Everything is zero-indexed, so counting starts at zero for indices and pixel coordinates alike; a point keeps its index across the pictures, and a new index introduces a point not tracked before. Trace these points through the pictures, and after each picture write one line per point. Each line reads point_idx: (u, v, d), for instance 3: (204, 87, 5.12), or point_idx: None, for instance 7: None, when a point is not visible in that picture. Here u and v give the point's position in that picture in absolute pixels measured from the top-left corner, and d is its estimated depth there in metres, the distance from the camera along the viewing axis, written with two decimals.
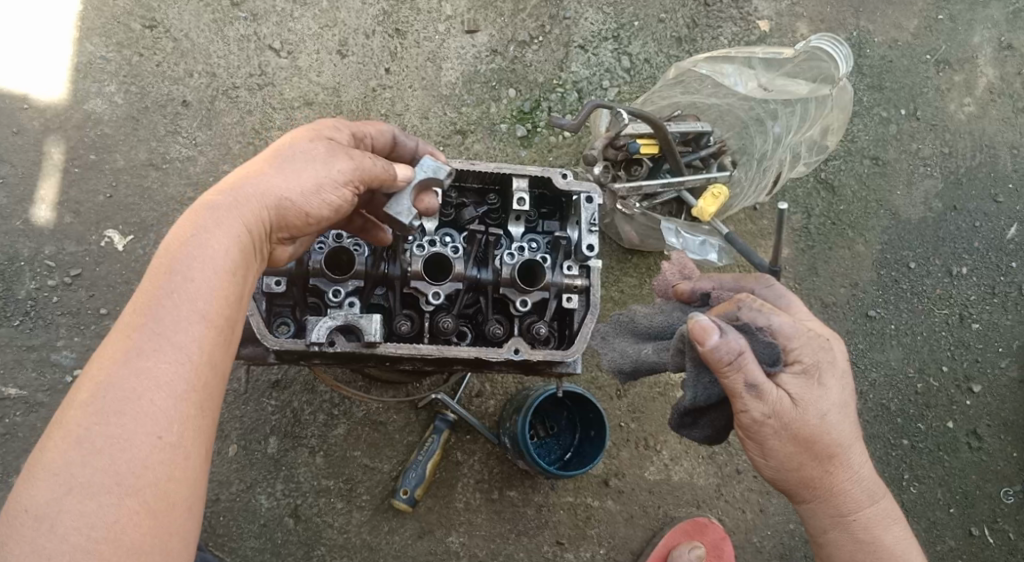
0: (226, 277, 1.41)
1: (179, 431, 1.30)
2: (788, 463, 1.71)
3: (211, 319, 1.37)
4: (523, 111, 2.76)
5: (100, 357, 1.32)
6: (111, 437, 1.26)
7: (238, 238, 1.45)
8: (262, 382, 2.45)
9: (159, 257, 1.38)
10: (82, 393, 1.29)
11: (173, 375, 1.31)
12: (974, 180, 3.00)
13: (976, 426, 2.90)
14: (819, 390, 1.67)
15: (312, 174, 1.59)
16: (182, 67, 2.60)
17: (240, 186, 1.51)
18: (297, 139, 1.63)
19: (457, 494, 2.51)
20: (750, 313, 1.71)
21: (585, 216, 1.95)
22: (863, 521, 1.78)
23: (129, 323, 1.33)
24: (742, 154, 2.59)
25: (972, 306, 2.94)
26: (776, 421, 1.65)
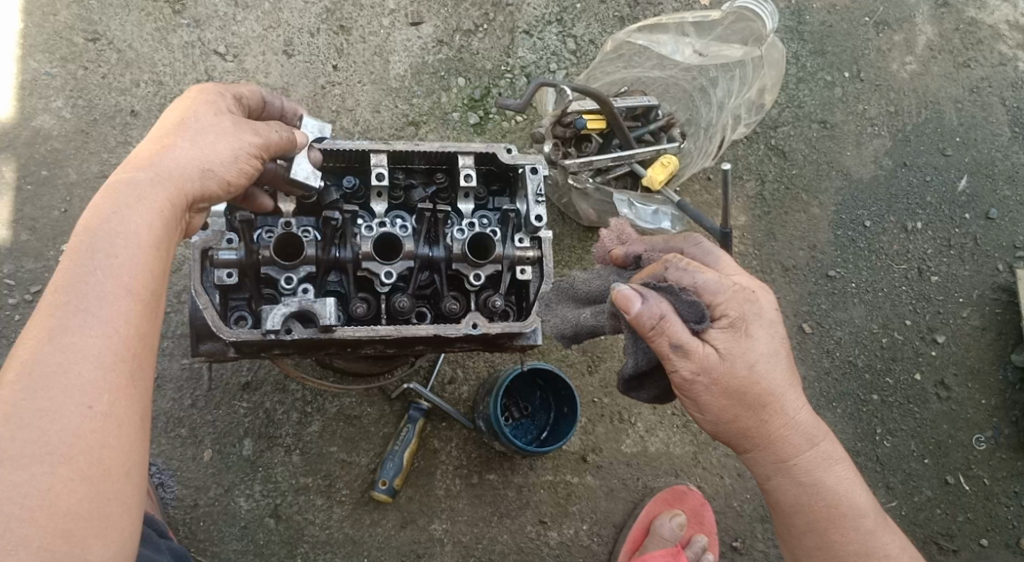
0: (147, 251, 1.47)
1: (109, 401, 1.35)
2: (724, 415, 1.72)
3: (134, 292, 1.42)
4: (474, 99, 2.78)
5: (24, 335, 1.36)
6: (41, 412, 1.31)
7: (158, 213, 1.51)
8: (232, 385, 2.44)
9: (76, 237, 1.42)
10: (9, 372, 1.33)
11: (101, 348, 1.37)
12: (922, 136, 3.06)
13: (943, 376, 2.94)
14: (746, 342, 1.68)
15: (226, 145, 1.65)
16: (129, 77, 2.60)
17: (153, 162, 1.55)
18: (197, 110, 1.67)
19: (437, 481, 2.52)
20: (676, 273, 1.74)
21: (532, 187, 1.99)
22: (805, 465, 1.79)
23: (49, 302, 1.37)
24: (691, 126, 2.66)
25: (929, 259, 3.00)
26: (706, 378, 1.67)
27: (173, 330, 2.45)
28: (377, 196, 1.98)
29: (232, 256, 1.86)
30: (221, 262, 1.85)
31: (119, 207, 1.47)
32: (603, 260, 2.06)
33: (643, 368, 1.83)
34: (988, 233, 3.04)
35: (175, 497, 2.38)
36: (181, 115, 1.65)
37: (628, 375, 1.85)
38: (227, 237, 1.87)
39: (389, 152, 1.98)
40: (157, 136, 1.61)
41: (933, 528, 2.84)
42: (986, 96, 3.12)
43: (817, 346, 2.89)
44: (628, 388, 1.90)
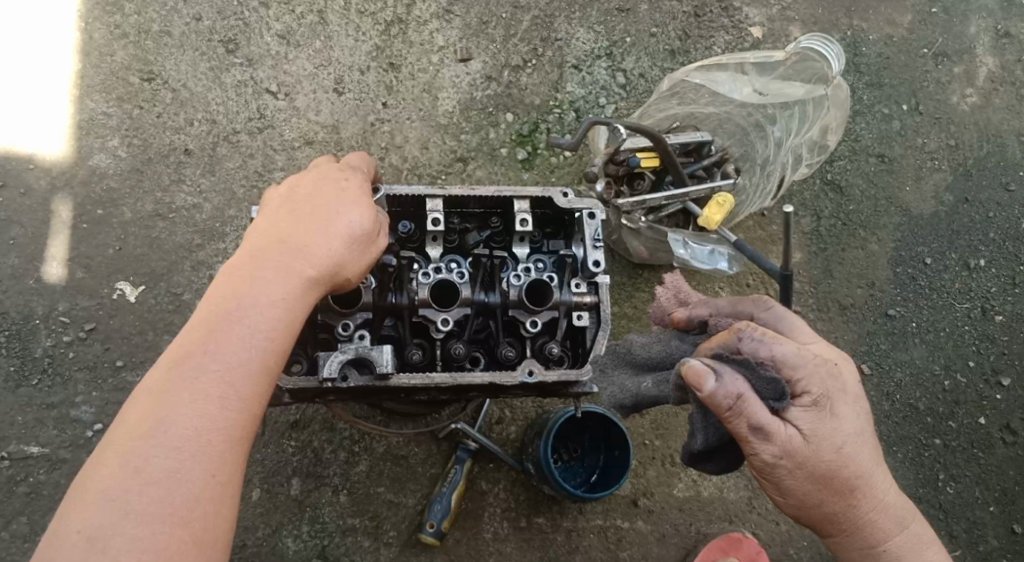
0: (286, 338, 1.50)
1: (228, 472, 1.39)
2: (809, 500, 1.67)
3: (267, 370, 1.47)
4: (522, 134, 2.76)
5: (160, 384, 1.39)
6: (169, 471, 1.34)
7: (303, 308, 1.53)
8: (281, 424, 2.43)
9: (223, 307, 1.46)
10: (143, 423, 1.37)
11: (230, 420, 1.41)
12: (984, 171, 2.96)
13: (1009, 420, 2.82)
14: (831, 422, 1.62)
15: (371, 249, 1.66)
16: (183, 116, 2.63)
17: (306, 259, 1.55)
18: (350, 196, 1.66)
19: (485, 524, 2.47)
20: (751, 344, 1.63)
21: (589, 232, 1.96)
22: (894, 550, 1.73)
23: (188, 360, 1.42)
24: (745, 161, 2.58)
25: (993, 298, 2.89)
26: (789, 461, 1.61)
27: None
28: (431, 241, 1.95)
29: None
30: None
31: (272, 291, 1.49)
32: (659, 321, 2.08)
33: (713, 442, 1.75)
34: None
35: None
36: (335, 198, 1.64)
37: (697, 450, 1.77)
38: None
39: (444, 196, 1.96)
40: (313, 217, 1.60)
41: None
42: None
43: (876, 389, 2.79)
44: (696, 463, 1.84)
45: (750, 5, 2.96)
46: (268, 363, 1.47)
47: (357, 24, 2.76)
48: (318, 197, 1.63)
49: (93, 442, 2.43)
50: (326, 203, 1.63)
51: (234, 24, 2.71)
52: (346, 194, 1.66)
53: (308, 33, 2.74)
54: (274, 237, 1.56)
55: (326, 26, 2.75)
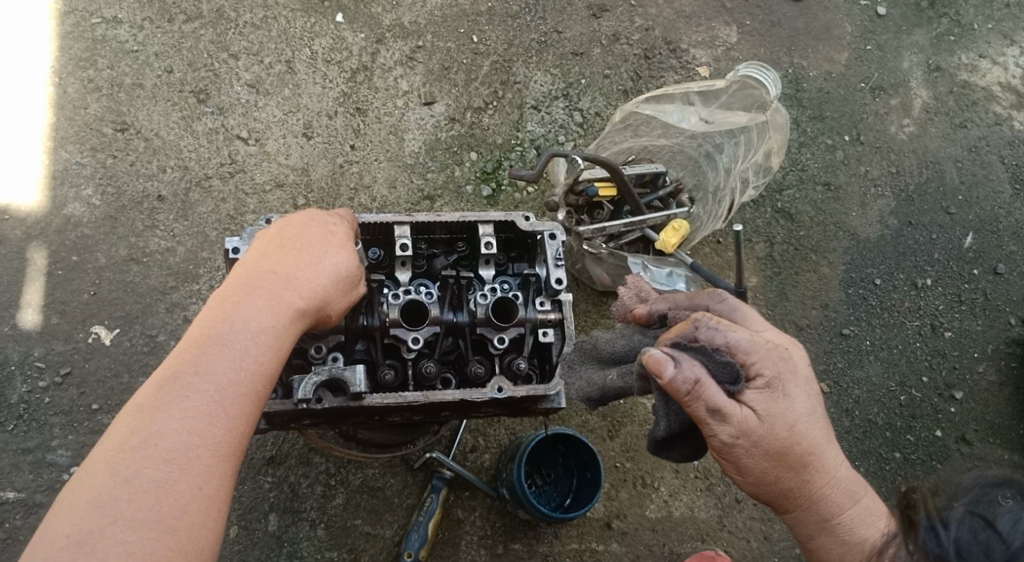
0: (273, 363, 1.57)
1: (214, 484, 1.44)
2: (766, 477, 1.77)
3: (255, 393, 1.54)
4: (486, 172, 2.88)
5: (150, 400, 1.45)
6: (158, 481, 1.40)
7: (290, 340, 1.61)
8: (257, 460, 2.46)
9: (213, 333, 1.53)
10: (134, 436, 1.42)
11: (218, 436, 1.47)
12: (925, 196, 3.13)
13: (964, 432, 2.93)
14: (784, 403, 1.73)
15: (352, 286, 1.75)
16: (155, 164, 2.71)
17: (295, 294, 1.63)
18: (336, 236, 1.75)
19: (462, 553, 2.50)
20: (707, 332, 1.75)
21: (551, 252, 2.07)
22: (847, 523, 1.82)
23: (177, 378, 1.48)
24: (698, 190, 2.75)
25: (942, 315, 3.02)
26: (745, 439, 1.71)
27: None
28: (400, 266, 2.07)
29: None
30: None
31: (263, 321, 1.57)
32: (621, 318, 2.11)
33: (675, 429, 1.85)
34: (997, 288, 3.08)
35: None
36: (321, 237, 1.73)
37: (661, 437, 1.85)
38: None
39: (412, 223, 2.09)
40: (299, 254, 1.68)
41: None
42: (985, 154, 3.21)
43: (836, 406, 2.89)
44: (659, 452, 1.93)
45: (697, 47, 3.14)
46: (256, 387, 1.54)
47: (324, 73, 2.88)
48: (307, 236, 1.72)
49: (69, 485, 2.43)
50: (314, 241, 1.72)
51: (205, 75, 2.81)
52: (332, 235, 1.75)
53: (276, 81, 2.85)
54: (263, 271, 1.64)
55: (294, 74, 2.87)
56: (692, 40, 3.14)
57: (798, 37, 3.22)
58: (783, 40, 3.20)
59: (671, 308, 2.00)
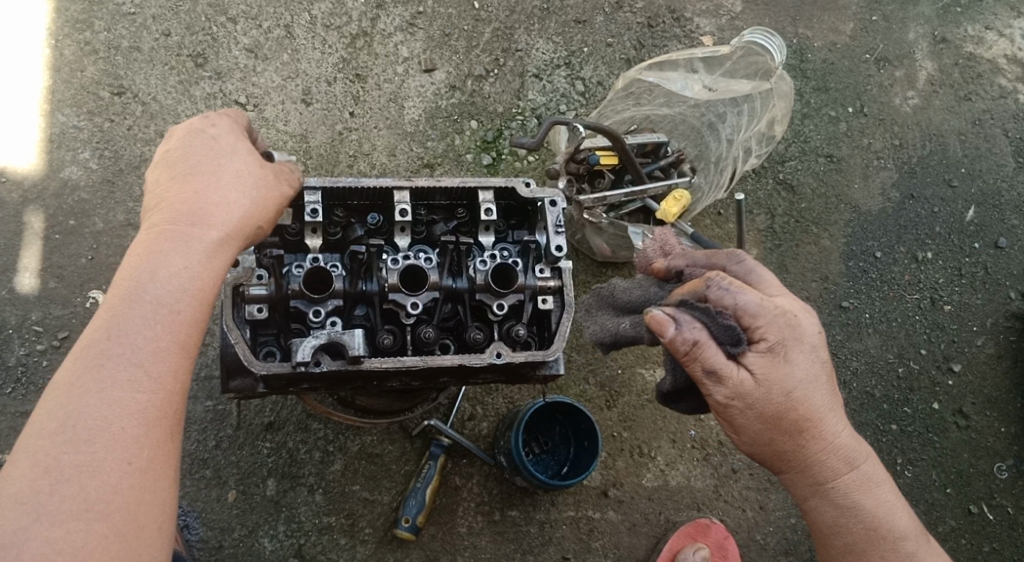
0: (205, 291, 1.56)
1: (163, 418, 1.47)
2: (760, 437, 1.77)
3: (193, 324, 1.54)
4: (487, 141, 2.86)
5: (86, 347, 1.46)
6: (104, 424, 1.41)
7: (219, 265, 1.59)
8: (256, 426, 2.47)
9: (134, 274, 1.52)
10: (72, 385, 1.43)
11: (158, 375, 1.47)
12: (928, 168, 3.11)
13: (961, 405, 2.93)
14: (784, 368, 1.72)
15: (272, 192, 1.71)
16: (153, 128, 2.69)
17: (207, 217, 1.60)
18: (230, 148, 1.69)
19: (459, 519, 2.53)
20: (717, 293, 1.74)
21: (551, 219, 2.07)
22: (842, 487, 1.81)
23: (109, 323, 1.47)
24: (700, 161, 2.73)
25: (941, 289, 3.01)
26: (739, 402, 1.72)
27: (197, 373, 2.49)
28: (400, 231, 2.07)
29: (262, 291, 1.97)
30: (252, 297, 1.96)
31: (185, 254, 1.55)
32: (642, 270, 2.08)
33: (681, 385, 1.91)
34: (998, 262, 3.07)
35: (199, 539, 2.39)
36: (222, 153, 1.68)
37: (667, 391, 1.93)
38: (257, 273, 1.98)
39: (412, 188, 2.08)
40: (205, 176, 1.64)
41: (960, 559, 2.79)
42: (989, 128, 3.18)
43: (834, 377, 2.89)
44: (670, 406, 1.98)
45: (701, 16, 3.10)
46: (192, 319, 1.53)
47: (323, 38, 2.85)
48: (199, 151, 1.67)
49: None
50: (211, 156, 1.67)
51: (203, 38, 2.78)
52: (232, 148, 1.70)
53: (275, 46, 2.82)
54: (168, 206, 1.61)
55: (292, 39, 2.83)
56: (696, 9, 3.10)
57: (804, 6, 3.17)
58: (788, 10, 3.16)
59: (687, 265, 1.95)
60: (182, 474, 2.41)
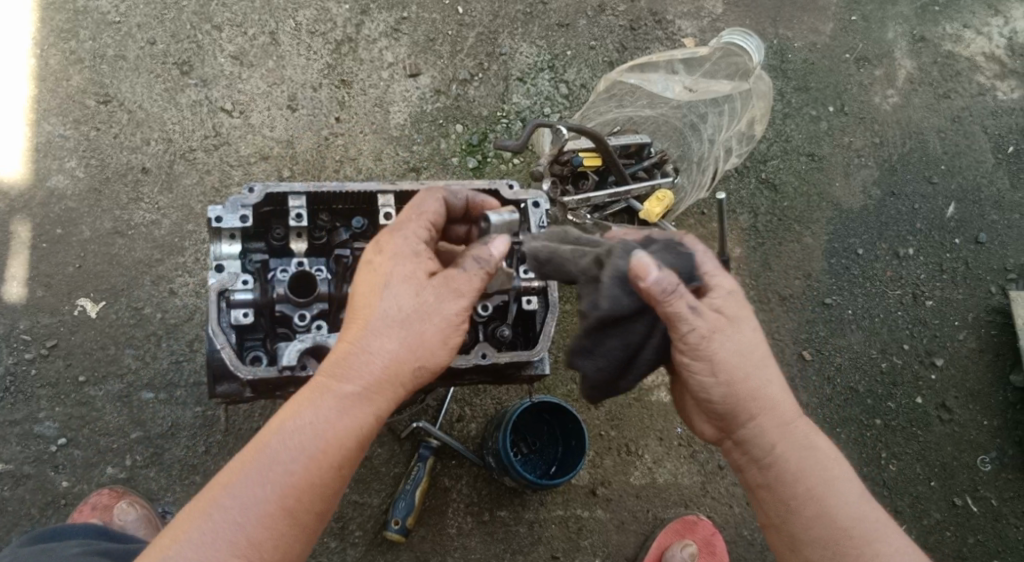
0: (339, 437, 1.60)
1: (278, 549, 1.54)
2: (731, 373, 1.73)
3: (326, 467, 1.58)
4: (472, 144, 2.88)
5: (236, 464, 1.58)
6: (228, 540, 1.52)
7: (358, 414, 1.62)
8: (245, 431, 2.51)
9: (287, 409, 1.62)
10: (214, 495, 1.55)
11: (266, 543, 1.53)
12: (908, 165, 3.15)
13: (944, 398, 2.96)
14: (745, 309, 1.79)
15: (433, 328, 1.66)
16: (139, 136, 2.70)
17: (354, 365, 1.63)
18: (398, 277, 1.68)
19: (449, 520, 2.55)
20: (690, 241, 1.86)
21: (533, 220, 2.12)
22: (801, 429, 1.78)
23: (259, 445, 1.58)
24: (683, 161, 2.76)
25: (923, 284, 3.05)
26: (719, 336, 1.72)
27: (186, 380, 2.54)
28: None
29: (247, 296, 2.00)
30: (237, 302, 1.99)
31: (321, 410, 1.61)
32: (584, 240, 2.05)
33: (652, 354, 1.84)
34: (979, 257, 3.10)
35: None
36: (381, 284, 1.68)
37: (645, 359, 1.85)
38: (243, 278, 2.00)
39: (396, 192, 2.13)
40: (365, 317, 1.67)
41: (945, 552, 2.83)
42: (968, 125, 3.22)
43: (818, 373, 2.92)
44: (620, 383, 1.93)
45: (683, 18, 3.13)
46: (313, 480, 1.57)
47: (308, 44, 2.87)
48: (370, 280, 1.70)
49: (57, 457, 2.45)
50: (375, 290, 1.68)
51: (188, 46, 2.79)
52: (396, 275, 1.69)
53: (260, 53, 2.83)
54: (336, 348, 1.67)
55: (278, 46, 2.85)
56: (678, 11, 3.13)
57: (784, 7, 3.21)
58: (768, 11, 3.20)
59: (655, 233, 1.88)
60: (173, 479, 2.47)
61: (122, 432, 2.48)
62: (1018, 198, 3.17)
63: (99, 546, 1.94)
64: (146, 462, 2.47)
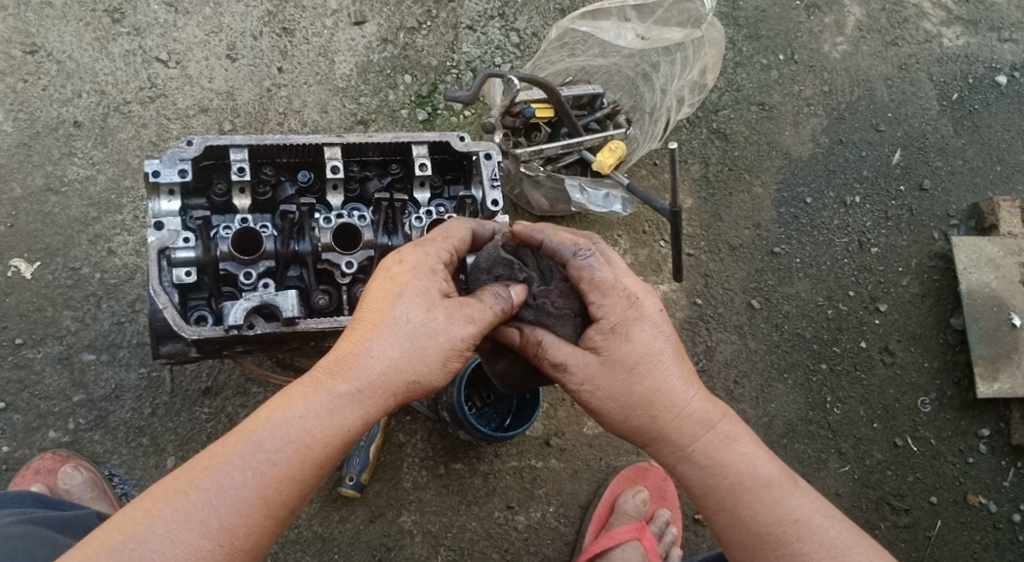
0: (327, 440, 1.54)
1: (243, 539, 1.49)
2: (618, 417, 1.73)
3: (308, 467, 1.53)
4: (422, 95, 2.81)
5: (223, 446, 1.53)
6: (197, 519, 1.48)
7: (350, 420, 1.56)
8: (192, 392, 2.47)
9: (282, 399, 1.57)
10: (194, 472, 1.51)
11: (239, 531, 1.49)
12: (856, 113, 3.17)
13: (887, 342, 3.04)
14: (626, 345, 1.71)
15: (436, 346, 1.58)
16: (70, 88, 2.58)
17: (356, 371, 1.56)
18: (416, 288, 1.61)
19: (404, 474, 2.57)
20: (580, 261, 1.75)
21: (486, 172, 2.09)
22: (700, 449, 1.75)
23: (246, 430, 1.53)
24: (635, 112, 2.75)
25: (869, 231, 3.10)
26: (591, 386, 1.72)
27: (128, 340, 2.47)
28: (332, 190, 2.08)
29: (190, 254, 1.94)
30: (179, 260, 1.93)
31: (311, 407, 1.55)
32: None
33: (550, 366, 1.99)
34: (922, 203, 3.15)
35: None
36: (390, 295, 1.61)
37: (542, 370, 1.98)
38: (183, 235, 1.94)
39: (343, 144, 2.06)
40: (373, 322, 1.60)
41: (885, 490, 2.93)
42: (914, 72, 3.24)
43: (766, 321, 2.97)
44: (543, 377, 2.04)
45: None
46: (292, 477, 1.52)
47: None
48: (386, 286, 1.63)
49: None
50: (392, 297, 1.61)
51: None
52: (413, 288, 1.61)
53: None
54: (343, 346, 1.60)
55: None
56: None
57: None
58: None
59: (549, 239, 1.78)
60: (118, 442, 2.42)
61: (64, 395, 2.42)
62: (962, 144, 3.21)
63: (34, 515, 1.91)
64: (91, 424, 2.42)
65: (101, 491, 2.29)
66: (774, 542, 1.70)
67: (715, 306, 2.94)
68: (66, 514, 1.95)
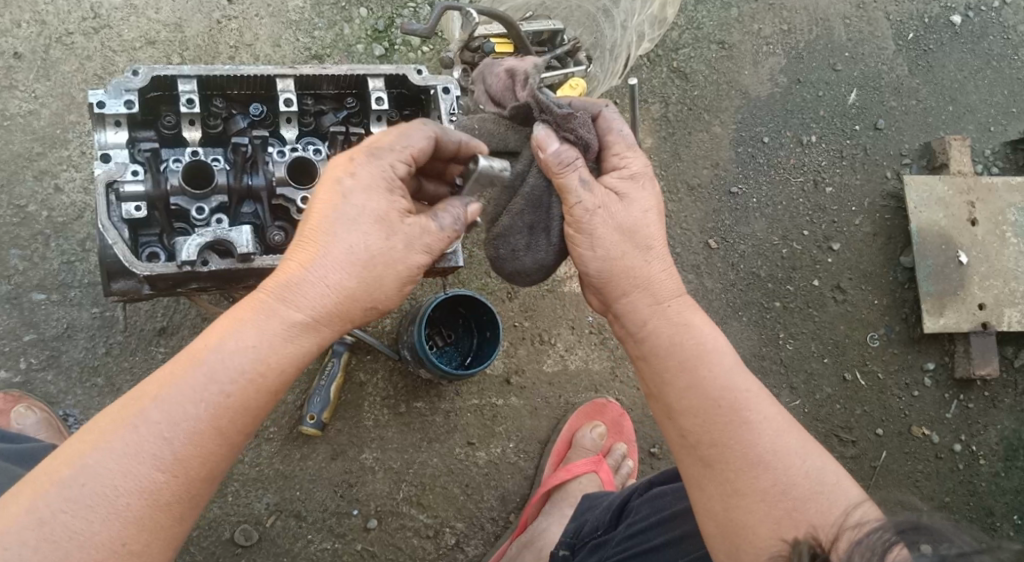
0: (281, 364, 1.52)
1: (200, 468, 1.46)
2: (614, 252, 1.69)
3: (261, 393, 1.50)
4: (378, 30, 2.74)
5: (171, 372, 1.47)
6: (149, 449, 1.42)
7: (303, 343, 1.54)
8: (147, 331, 2.44)
9: (231, 323, 1.51)
10: (140, 400, 1.45)
11: (194, 460, 1.45)
12: (814, 53, 3.19)
13: (839, 280, 3.11)
14: (639, 192, 1.73)
15: (393, 271, 1.56)
16: (9, 17, 2.47)
17: (311, 295, 1.53)
18: (370, 210, 1.55)
19: (365, 413, 2.59)
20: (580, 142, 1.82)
21: (444, 106, 2.05)
22: (676, 305, 1.72)
23: (195, 356, 1.47)
24: (597, 49, 2.70)
25: (824, 171, 3.14)
26: (605, 213, 1.68)
27: (79, 280, 2.43)
28: (286, 123, 2.04)
29: (138, 188, 1.90)
30: (127, 195, 1.89)
31: (264, 331, 1.51)
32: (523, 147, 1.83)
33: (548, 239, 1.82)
34: (876, 143, 3.20)
35: None
36: (340, 217, 1.53)
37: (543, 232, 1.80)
38: (131, 169, 1.89)
39: (296, 76, 2.02)
40: (321, 243, 1.54)
41: (834, 423, 3.04)
42: (872, 11, 3.25)
43: (722, 260, 3.02)
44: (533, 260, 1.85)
45: None
46: (247, 404, 1.49)
47: None
48: (334, 205, 1.55)
49: None
50: (343, 217, 1.54)
51: None
52: (365, 210, 1.54)
53: None
54: (294, 268, 1.54)
55: None
56: None
57: None
58: None
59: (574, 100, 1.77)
60: (72, 382, 2.38)
61: (13, 335, 2.37)
62: (916, 84, 3.25)
63: None
64: (43, 364, 2.38)
65: (55, 431, 2.26)
66: (724, 407, 1.62)
67: (673, 246, 2.98)
68: (21, 446, 1.93)
